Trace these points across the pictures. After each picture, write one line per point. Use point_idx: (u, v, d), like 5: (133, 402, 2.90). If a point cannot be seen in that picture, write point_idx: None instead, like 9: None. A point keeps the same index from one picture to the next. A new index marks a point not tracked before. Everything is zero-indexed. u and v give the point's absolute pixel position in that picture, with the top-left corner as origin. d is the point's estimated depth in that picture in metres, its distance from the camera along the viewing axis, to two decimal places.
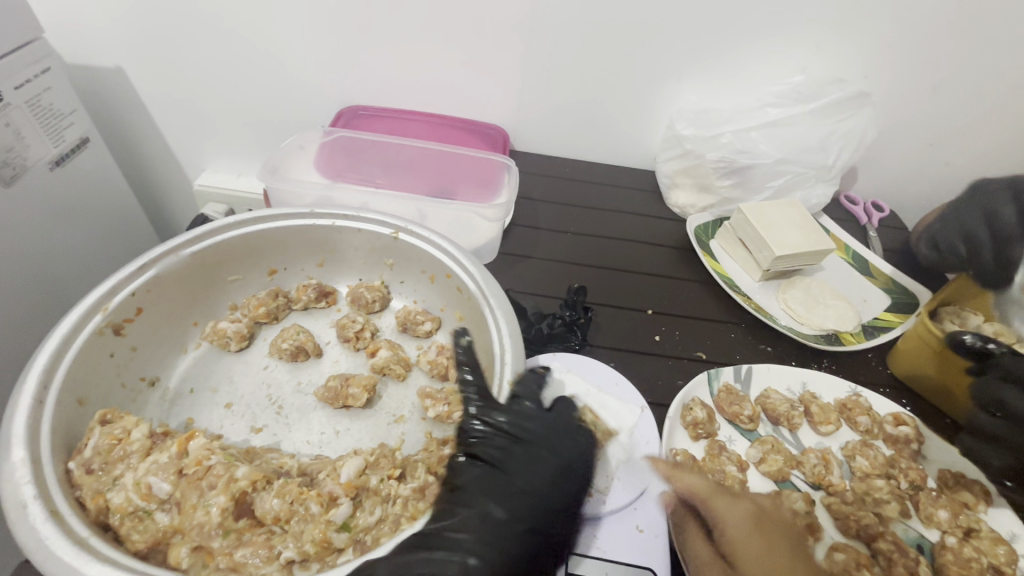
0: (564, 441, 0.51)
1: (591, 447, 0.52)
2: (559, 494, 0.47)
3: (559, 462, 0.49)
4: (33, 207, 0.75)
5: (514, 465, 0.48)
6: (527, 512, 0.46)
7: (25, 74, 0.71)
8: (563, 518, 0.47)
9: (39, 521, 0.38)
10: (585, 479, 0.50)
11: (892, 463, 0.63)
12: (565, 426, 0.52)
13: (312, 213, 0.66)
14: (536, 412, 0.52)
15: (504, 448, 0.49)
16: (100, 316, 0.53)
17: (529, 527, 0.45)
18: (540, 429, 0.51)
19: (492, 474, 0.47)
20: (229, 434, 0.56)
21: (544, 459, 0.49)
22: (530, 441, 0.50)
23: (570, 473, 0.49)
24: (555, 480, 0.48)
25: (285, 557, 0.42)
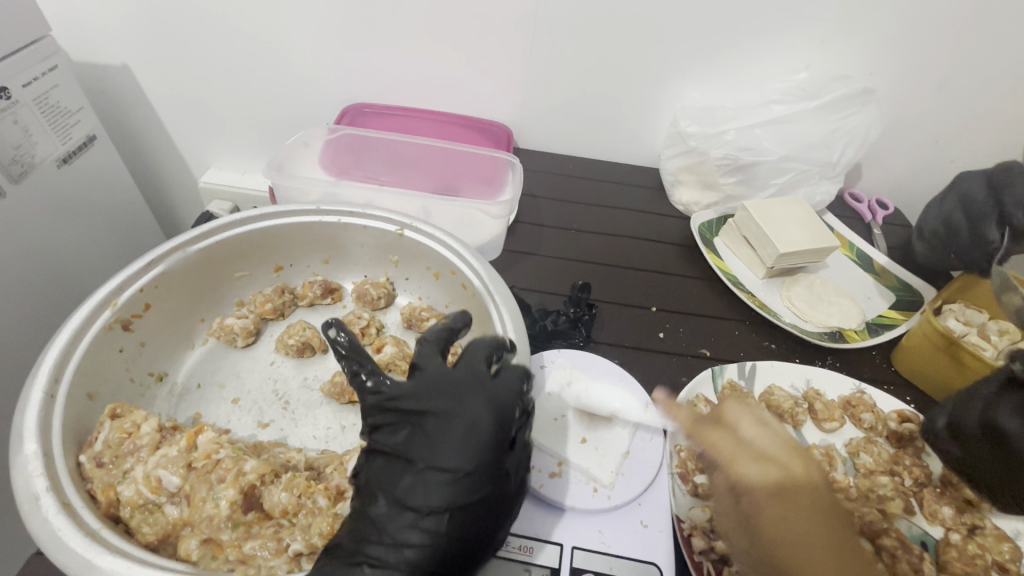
0: (459, 401, 0.45)
1: (498, 398, 0.46)
2: (457, 463, 0.43)
3: (460, 427, 0.44)
4: (41, 204, 0.76)
5: (415, 444, 0.44)
6: (433, 490, 0.42)
7: (32, 72, 0.72)
8: (471, 488, 0.43)
9: (51, 514, 0.38)
10: (494, 442, 0.44)
11: (896, 460, 0.63)
12: (464, 384, 0.47)
13: (317, 209, 0.67)
14: (433, 376, 0.47)
15: (402, 431, 0.45)
16: (108, 312, 0.54)
17: (431, 511, 0.42)
18: (436, 398, 0.46)
19: (395, 462, 0.44)
20: (235, 429, 0.56)
21: (444, 428, 0.44)
22: (426, 414, 0.45)
23: (472, 436, 0.44)
24: (458, 447, 0.43)
25: (294, 549, 0.43)
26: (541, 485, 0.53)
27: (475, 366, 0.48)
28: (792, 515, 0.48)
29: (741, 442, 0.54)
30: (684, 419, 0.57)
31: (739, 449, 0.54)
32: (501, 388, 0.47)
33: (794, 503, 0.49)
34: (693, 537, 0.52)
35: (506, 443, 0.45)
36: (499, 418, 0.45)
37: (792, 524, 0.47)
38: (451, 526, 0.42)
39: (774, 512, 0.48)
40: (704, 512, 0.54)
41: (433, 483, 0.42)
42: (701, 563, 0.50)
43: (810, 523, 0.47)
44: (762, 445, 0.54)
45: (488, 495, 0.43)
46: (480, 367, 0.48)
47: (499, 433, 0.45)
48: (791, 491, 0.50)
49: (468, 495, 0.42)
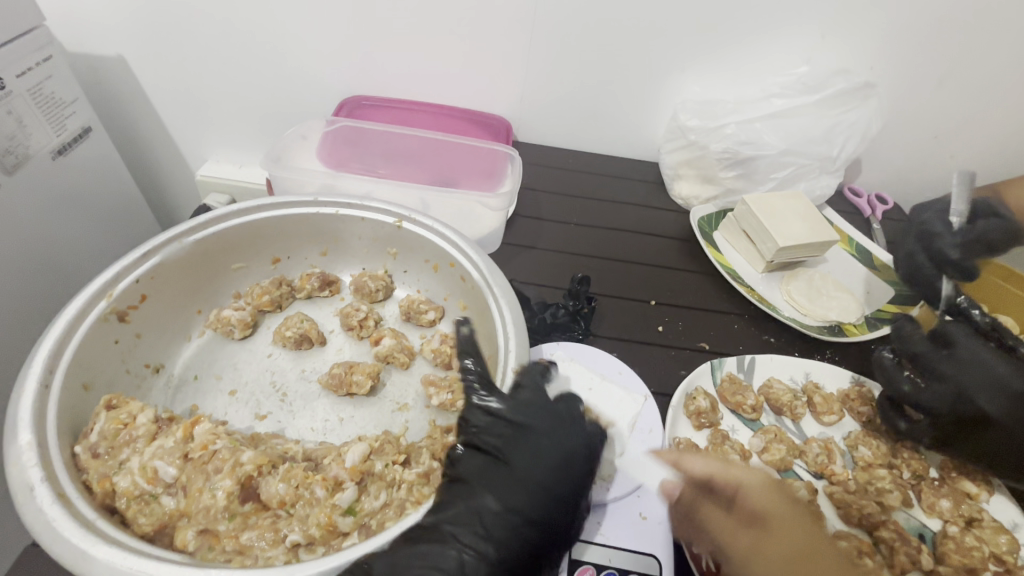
0: (568, 427, 0.49)
1: (594, 433, 0.50)
2: (556, 483, 0.45)
3: (564, 454, 0.47)
4: (36, 195, 0.75)
5: (517, 454, 0.46)
6: (527, 500, 0.44)
7: (27, 62, 0.71)
8: (561, 508, 0.45)
9: (46, 504, 0.38)
10: (587, 470, 0.47)
11: (895, 453, 0.63)
12: (569, 412, 0.50)
13: (315, 201, 0.66)
14: (539, 396, 0.50)
15: (507, 437, 0.47)
16: (104, 302, 0.53)
17: (527, 521, 0.44)
18: (543, 420, 0.49)
19: (493, 463, 0.46)
20: (233, 420, 0.56)
21: (544, 449, 0.47)
22: (530, 430, 0.48)
23: (574, 469, 0.47)
24: (557, 473, 0.46)
25: (291, 540, 0.43)
26: None
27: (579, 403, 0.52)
28: (772, 566, 0.41)
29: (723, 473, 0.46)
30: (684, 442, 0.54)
31: (719, 505, 0.45)
32: (602, 432, 0.51)
33: (777, 564, 0.41)
34: None
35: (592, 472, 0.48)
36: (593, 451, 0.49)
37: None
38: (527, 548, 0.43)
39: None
40: None
41: (527, 495, 0.44)
42: (701, 554, 0.50)
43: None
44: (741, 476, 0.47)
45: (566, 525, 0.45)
46: (578, 404, 0.52)
47: (592, 471, 0.48)
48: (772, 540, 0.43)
49: (552, 519, 0.45)
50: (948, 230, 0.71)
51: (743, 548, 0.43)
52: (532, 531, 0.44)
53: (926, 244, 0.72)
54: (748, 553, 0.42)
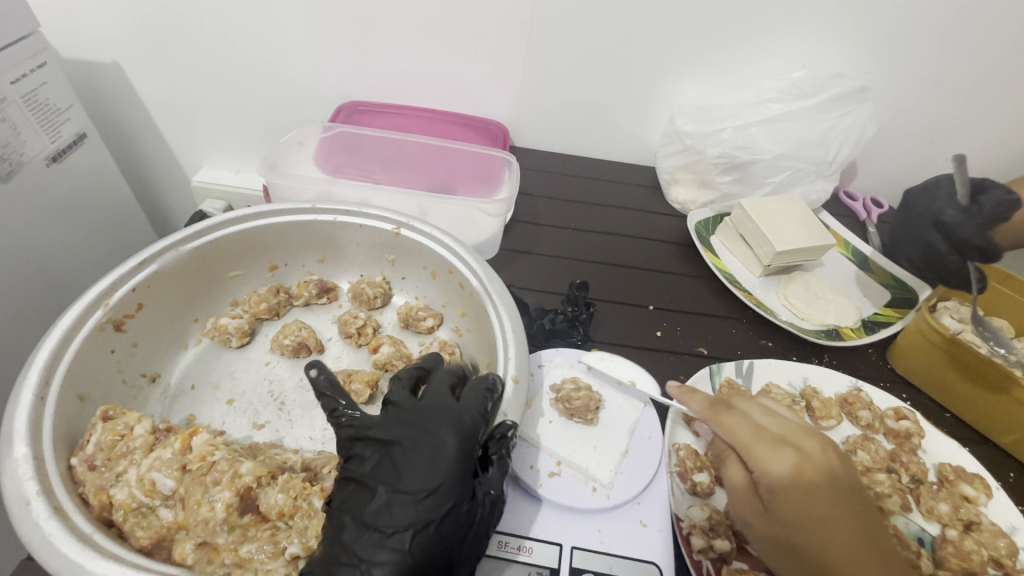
0: (426, 427, 0.45)
1: (463, 420, 0.46)
2: (422, 482, 0.42)
3: (427, 451, 0.44)
4: (29, 204, 0.74)
5: (381, 472, 0.43)
6: (398, 512, 0.41)
7: (21, 68, 0.70)
8: (437, 504, 0.42)
9: (43, 518, 0.38)
10: (458, 461, 0.44)
11: (893, 457, 0.63)
12: (432, 410, 0.47)
13: (313, 208, 0.66)
14: (400, 407, 0.48)
15: (371, 458, 0.45)
16: (100, 312, 0.53)
17: (394, 531, 0.40)
18: (402, 427, 0.46)
19: (361, 489, 0.43)
20: (230, 430, 0.55)
21: (405, 454, 0.44)
22: (392, 443, 0.45)
23: (443, 459, 0.43)
24: (423, 471, 0.43)
25: (291, 552, 0.42)
26: (540, 484, 0.52)
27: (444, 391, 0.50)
28: (817, 498, 0.46)
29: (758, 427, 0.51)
30: (699, 404, 0.54)
31: (758, 434, 0.50)
32: (468, 413, 0.47)
33: (811, 492, 0.47)
34: (692, 536, 0.51)
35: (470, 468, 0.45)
36: (464, 440, 0.45)
37: (812, 510, 0.46)
38: (421, 555, 0.40)
39: (795, 499, 0.46)
40: (703, 511, 0.53)
41: (409, 508, 0.41)
42: (701, 562, 0.49)
43: (824, 508, 0.46)
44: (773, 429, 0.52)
45: (458, 516, 0.42)
46: (446, 396, 0.49)
47: (463, 453, 0.44)
48: (807, 471, 0.48)
49: (441, 521, 0.41)
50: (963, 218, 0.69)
51: (785, 477, 0.47)
52: (431, 536, 0.41)
53: (943, 232, 0.71)
54: (791, 482, 0.47)
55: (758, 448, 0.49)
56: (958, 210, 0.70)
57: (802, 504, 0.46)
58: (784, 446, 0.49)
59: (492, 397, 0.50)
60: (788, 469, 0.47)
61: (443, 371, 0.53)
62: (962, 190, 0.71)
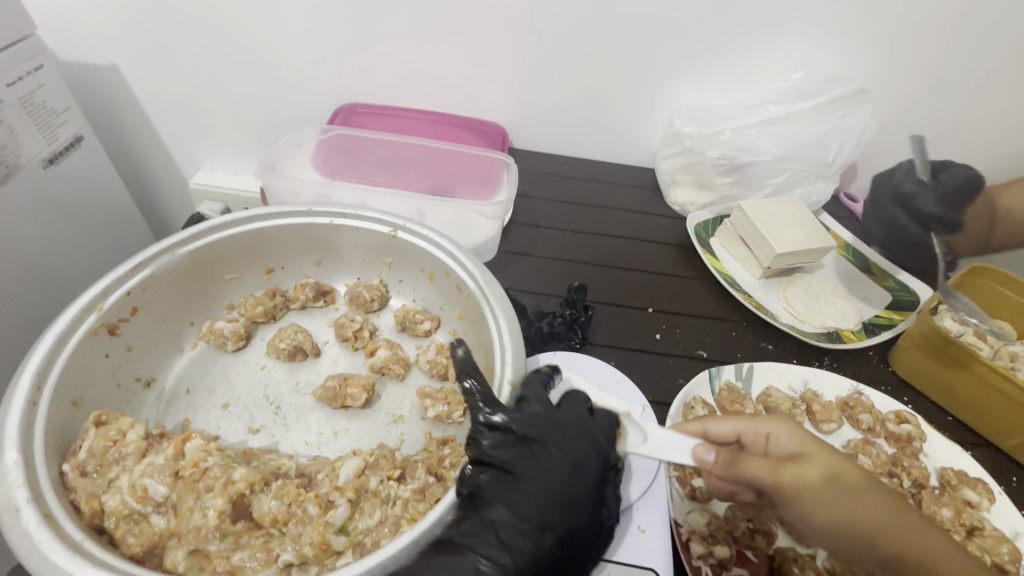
0: (574, 437, 0.47)
1: (603, 436, 0.48)
2: (564, 492, 0.44)
3: (571, 460, 0.45)
4: (24, 206, 0.74)
5: (526, 468, 0.45)
6: (536, 513, 0.43)
7: (18, 71, 0.70)
8: (575, 513, 0.44)
9: (33, 525, 0.37)
10: (596, 475, 0.46)
11: (895, 461, 0.62)
12: (577, 419, 0.48)
13: (310, 211, 0.66)
14: (545, 411, 0.48)
15: (518, 450, 0.45)
16: (94, 316, 0.52)
17: (538, 530, 0.43)
18: (560, 432, 0.46)
19: (503, 480, 0.44)
20: (225, 435, 0.55)
21: (554, 453, 0.46)
22: (541, 440, 0.46)
23: (586, 463, 0.46)
24: (564, 479, 0.45)
25: (284, 560, 0.42)
26: None
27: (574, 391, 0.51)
28: (853, 493, 0.45)
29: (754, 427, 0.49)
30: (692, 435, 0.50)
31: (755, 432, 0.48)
32: (602, 416, 0.50)
33: (846, 492, 0.45)
34: (691, 542, 0.52)
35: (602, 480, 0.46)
36: (601, 454, 0.47)
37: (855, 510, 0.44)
38: (553, 543, 0.43)
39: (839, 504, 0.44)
40: (702, 517, 0.53)
41: (542, 508, 0.43)
42: (700, 568, 0.50)
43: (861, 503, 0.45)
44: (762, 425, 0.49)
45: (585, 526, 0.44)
46: (582, 409, 0.49)
47: (599, 467, 0.46)
48: (834, 475, 0.45)
49: (567, 510, 0.44)
50: (923, 188, 0.79)
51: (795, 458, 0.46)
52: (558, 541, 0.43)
53: (905, 205, 0.80)
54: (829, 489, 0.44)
55: (789, 467, 0.44)
56: (918, 182, 0.79)
57: (850, 509, 0.44)
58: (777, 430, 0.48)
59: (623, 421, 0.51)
60: (821, 479, 0.45)
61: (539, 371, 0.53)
62: (924, 168, 0.80)
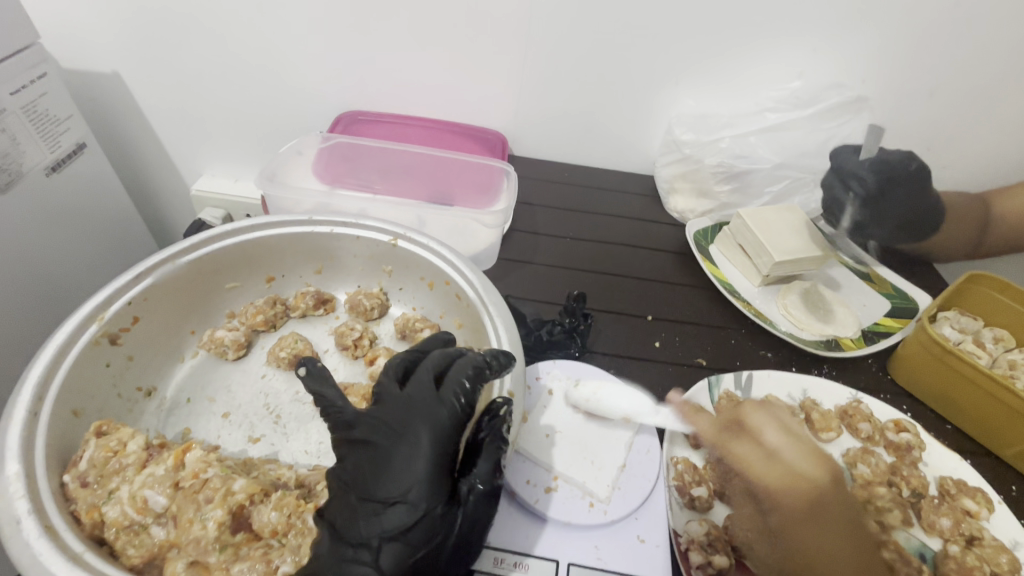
0: (403, 426, 0.45)
1: (437, 416, 0.45)
2: (391, 488, 0.42)
3: (401, 451, 0.43)
4: (27, 214, 0.74)
5: (360, 476, 0.43)
6: (386, 515, 0.41)
7: (21, 80, 0.71)
8: (417, 504, 0.42)
9: (33, 537, 0.37)
10: (427, 461, 0.43)
11: (894, 470, 0.62)
12: (413, 404, 0.46)
13: (310, 220, 0.66)
14: (394, 400, 0.47)
15: (353, 461, 0.45)
16: (95, 326, 0.52)
17: (393, 528, 0.41)
18: (371, 425, 0.45)
19: (348, 485, 0.44)
20: (225, 444, 0.55)
21: (387, 458, 0.44)
22: (371, 444, 0.45)
23: (415, 464, 0.43)
24: (389, 474, 0.43)
25: (283, 571, 0.42)
26: (536, 499, 0.52)
27: (420, 384, 0.47)
28: (831, 518, 0.49)
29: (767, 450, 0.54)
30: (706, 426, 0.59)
31: (769, 461, 0.53)
32: (444, 405, 0.45)
33: (829, 523, 0.48)
34: (690, 551, 0.51)
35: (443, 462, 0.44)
36: (435, 435, 0.44)
37: (826, 541, 0.47)
38: (409, 538, 0.41)
39: (806, 527, 0.48)
40: (701, 526, 0.52)
41: (374, 519, 0.41)
42: None
43: (835, 534, 0.48)
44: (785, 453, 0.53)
45: (442, 529, 0.42)
46: (426, 385, 0.47)
47: (437, 450, 0.44)
48: (822, 496, 0.50)
49: (421, 501, 0.42)
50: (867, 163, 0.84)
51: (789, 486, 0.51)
52: (401, 546, 0.41)
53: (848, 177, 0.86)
54: (803, 503, 0.49)
55: (792, 458, 0.53)
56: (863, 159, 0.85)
57: (814, 531, 0.48)
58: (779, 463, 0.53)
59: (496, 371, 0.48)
60: (795, 484, 0.51)
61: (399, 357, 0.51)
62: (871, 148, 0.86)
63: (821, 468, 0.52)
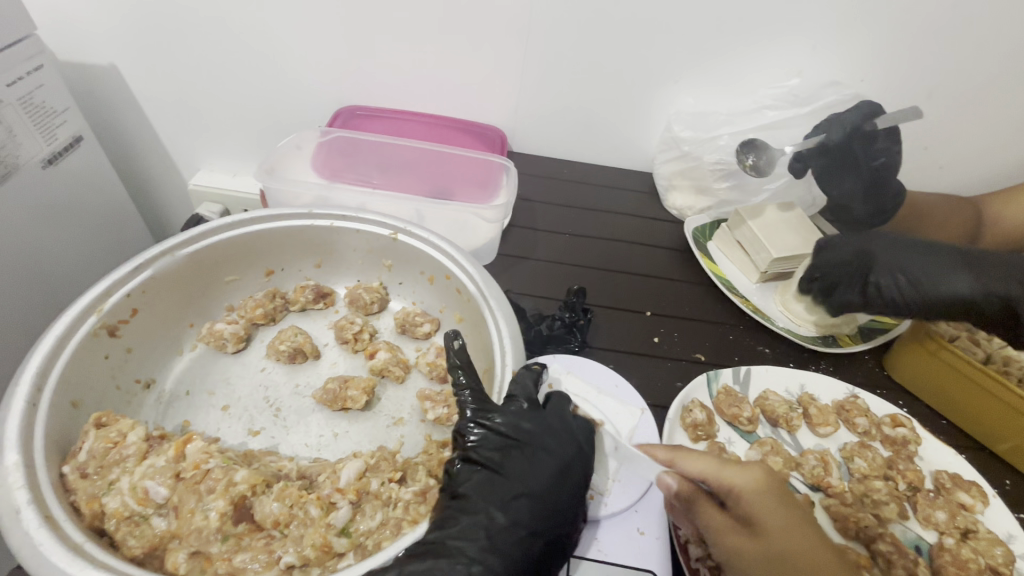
0: (562, 444, 0.48)
1: (590, 445, 0.50)
2: (552, 498, 0.45)
3: (561, 468, 0.47)
4: (23, 206, 0.74)
5: (524, 471, 0.45)
6: (534, 519, 0.44)
7: (17, 71, 0.70)
8: (563, 519, 0.45)
9: (33, 527, 0.37)
10: (584, 482, 0.47)
11: (890, 465, 0.63)
12: (570, 425, 0.50)
13: (310, 213, 0.66)
14: (545, 413, 0.49)
15: (513, 456, 0.46)
16: (93, 317, 0.52)
17: (531, 533, 0.43)
18: (539, 432, 0.48)
19: (496, 478, 0.45)
20: (225, 437, 0.55)
21: (552, 462, 0.46)
22: (534, 448, 0.47)
23: (575, 480, 0.47)
24: (555, 485, 0.45)
25: (285, 561, 0.41)
26: None
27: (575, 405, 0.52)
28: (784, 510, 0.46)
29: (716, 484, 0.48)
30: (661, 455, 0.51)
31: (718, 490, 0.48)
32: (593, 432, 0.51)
33: (789, 519, 0.46)
34: (689, 544, 0.52)
35: (589, 486, 0.48)
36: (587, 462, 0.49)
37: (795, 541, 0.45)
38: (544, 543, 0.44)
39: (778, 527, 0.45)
40: None
41: (534, 511, 0.44)
42: (698, 570, 0.50)
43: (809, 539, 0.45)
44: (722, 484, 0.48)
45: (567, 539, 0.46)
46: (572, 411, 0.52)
47: (587, 474, 0.48)
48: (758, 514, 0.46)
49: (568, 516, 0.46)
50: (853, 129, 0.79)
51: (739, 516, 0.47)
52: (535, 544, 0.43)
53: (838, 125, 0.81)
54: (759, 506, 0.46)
55: (725, 474, 0.48)
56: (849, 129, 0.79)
57: (783, 531, 0.45)
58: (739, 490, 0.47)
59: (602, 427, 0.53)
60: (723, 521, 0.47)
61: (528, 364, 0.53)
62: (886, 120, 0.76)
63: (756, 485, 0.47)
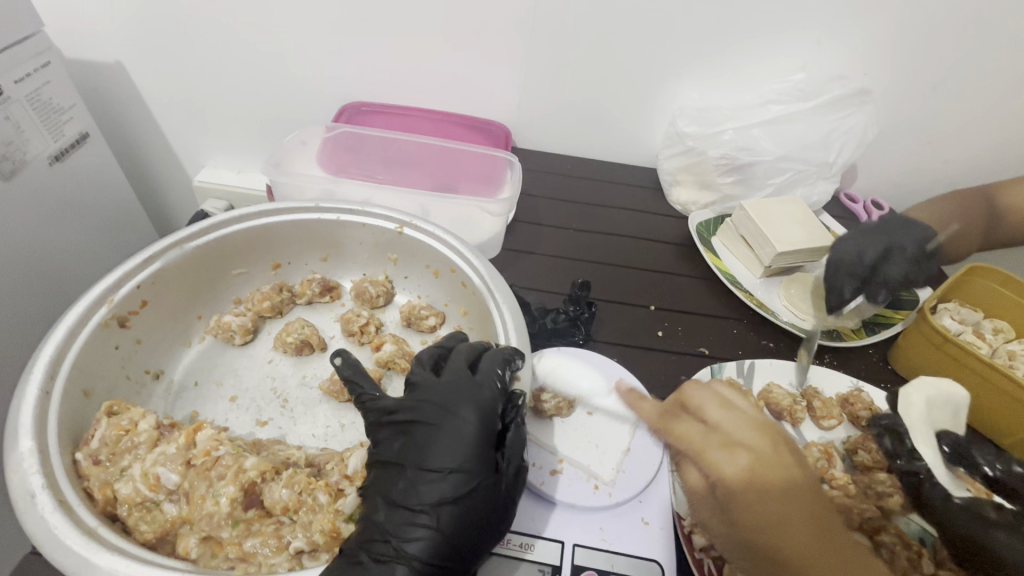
0: (447, 408, 0.45)
1: (482, 397, 0.46)
2: (443, 464, 0.43)
3: (448, 432, 0.44)
4: (31, 202, 0.75)
5: (407, 451, 0.44)
6: (427, 490, 0.42)
7: (26, 68, 0.71)
8: (462, 482, 0.42)
9: (48, 511, 0.38)
10: (477, 438, 0.44)
11: (896, 457, 0.62)
12: (457, 385, 0.47)
13: (317, 207, 0.66)
14: (428, 384, 0.48)
15: (398, 438, 0.46)
16: (105, 308, 0.53)
17: (433, 504, 0.42)
18: (420, 405, 0.46)
19: (391, 468, 0.44)
20: (234, 426, 0.56)
21: (433, 434, 0.44)
22: (416, 422, 0.45)
23: (462, 438, 0.44)
24: (442, 451, 0.43)
25: (295, 547, 0.42)
26: (541, 482, 0.53)
27: (455, 370, 0.49)
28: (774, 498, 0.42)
29: (708, 429, 0.46)
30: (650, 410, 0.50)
31: (708, 437, 0.45)
32: (484, 386, 0.47)
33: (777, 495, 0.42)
34: (693, 534, 0.50)
35: (491, 442, 0.45)
36: (481, 415, 0.45)
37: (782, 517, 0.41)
38: (456, 511, 0.42)
39: (763, 505, 0.42)
40: None
41: (429, 487, 0.42)
42: (702, 560, 0.49)
43: (795, 510, 0.41)
44: (728, 426, 0.46)
45: (489, 494, 0.43)
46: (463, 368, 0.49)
47: (485, 429, 0.45)
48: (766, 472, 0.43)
49: (469, 477, 0.43)
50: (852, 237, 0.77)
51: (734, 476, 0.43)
52: (453, 515, 0.42)
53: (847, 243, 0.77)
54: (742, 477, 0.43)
55: (711, 451, 0.44)
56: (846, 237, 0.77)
57: (771, 508, 0.41)
58: (735, 448, 0.44)
59: (511, 369, 0.50)
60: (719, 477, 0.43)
61: (425, 348, 0.53)
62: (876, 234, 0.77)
63: (762, 438, 0.45)
